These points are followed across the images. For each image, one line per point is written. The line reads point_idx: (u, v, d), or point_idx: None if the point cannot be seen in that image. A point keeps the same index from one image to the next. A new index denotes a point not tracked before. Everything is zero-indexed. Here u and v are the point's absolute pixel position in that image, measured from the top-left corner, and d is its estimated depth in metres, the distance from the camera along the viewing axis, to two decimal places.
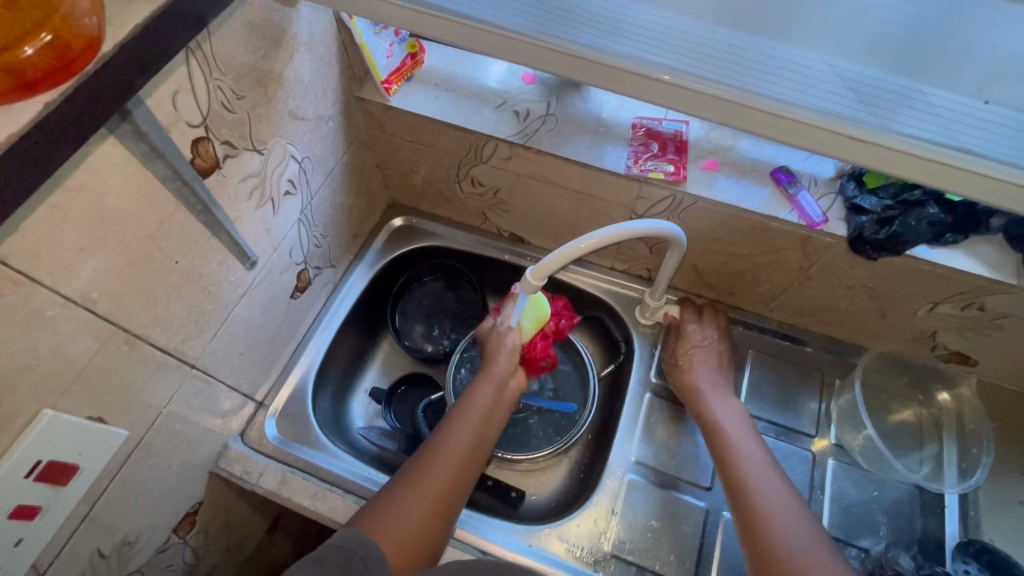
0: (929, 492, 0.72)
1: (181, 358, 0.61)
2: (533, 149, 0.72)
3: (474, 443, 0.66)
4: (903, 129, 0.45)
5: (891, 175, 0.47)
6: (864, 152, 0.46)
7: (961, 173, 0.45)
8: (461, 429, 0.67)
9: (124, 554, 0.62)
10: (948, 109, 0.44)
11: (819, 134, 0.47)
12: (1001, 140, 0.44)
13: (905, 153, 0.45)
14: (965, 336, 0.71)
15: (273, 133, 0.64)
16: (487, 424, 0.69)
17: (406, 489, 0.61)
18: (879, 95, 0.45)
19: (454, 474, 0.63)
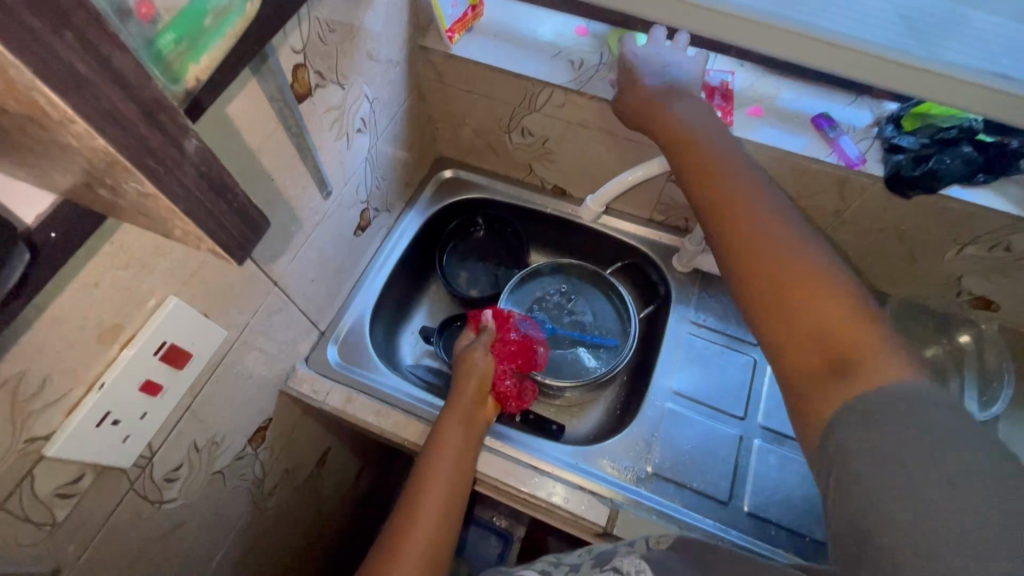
0: (951, 425, 0.77)
1: (268, 274, 0.67)
2: (587, 95, 0.77)
3: (451, 474, 0.67)
4: (936, 54, 0.56)
5: (935, 100, 0.59)
6: (916, 79, 0.57)
7: (982, 91, 0.56)
8: (435, 465, 0.67)
9: (212, 452, 0.68)
10: (984, 41, 0.56)
11: (865, 60, 0.57)
12: (1015, 62, 0.56)
13: (939, 75, 0.56)
14: (990, 280, 0.76)
15: (353, 70, 0.69)
16: (461, 453, 0.69)
17: (390, 547, 0.60)
18: (918, 25, 0.57)
19: (440, 514, 0.63)
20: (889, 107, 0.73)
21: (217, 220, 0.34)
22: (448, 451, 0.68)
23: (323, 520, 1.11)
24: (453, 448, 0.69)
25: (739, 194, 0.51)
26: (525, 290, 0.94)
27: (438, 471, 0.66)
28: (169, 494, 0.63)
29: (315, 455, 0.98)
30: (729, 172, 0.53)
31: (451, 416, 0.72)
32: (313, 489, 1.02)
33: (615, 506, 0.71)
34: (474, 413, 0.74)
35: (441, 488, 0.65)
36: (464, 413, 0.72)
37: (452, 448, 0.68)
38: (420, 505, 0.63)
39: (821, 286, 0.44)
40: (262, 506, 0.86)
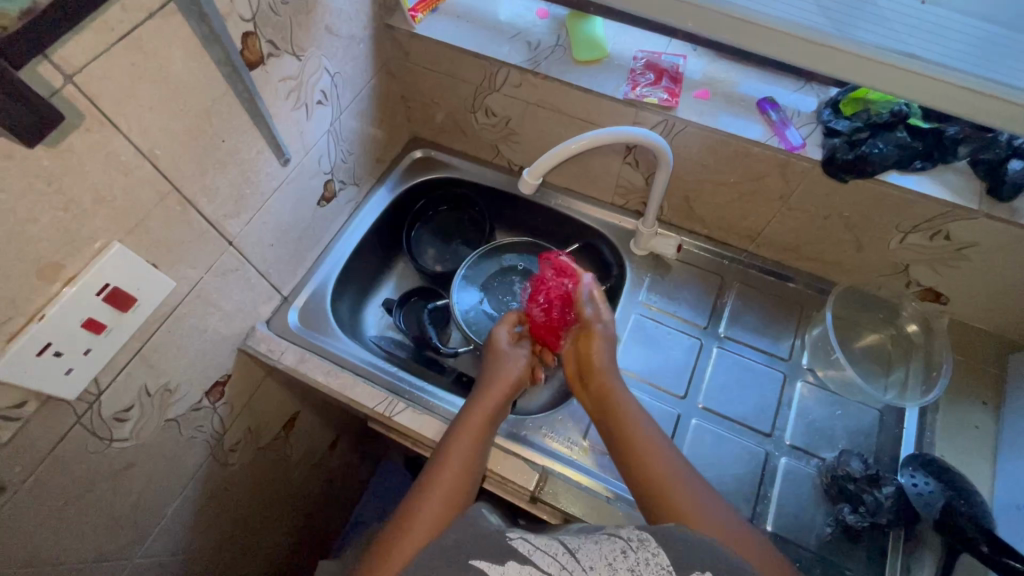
0: (890, 414, 0.77)
1: (221, 232, 0.70)
2: (541, 74, 0.79)
3: (462, 470, 0.66)
4: (848, 31, 0.61)
5: (852, 78, 0.63)
6: (826, 54, 0.62)
7: (888, 67, 0.61)
8: (449, 460, 0.66)
9: (165, 399, 0.72)
10: (898, 24, 0.60)
11: (782, 37, 0.63)
12: (923, 41, 0.59)
13: (848, 52, 0.61)
14: (935, 270, 0.76)
15: (310, 43, 0.73)
16: (475, 450, 0.68)
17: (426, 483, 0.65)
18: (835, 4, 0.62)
19: (462, 474, 0.66)
20: (834, 93, 0.74)
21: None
22: (462, 445, 0.67)
23: (293, 484, 1.15)
24: (468, 444, 0.68)
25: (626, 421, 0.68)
26: (482, 266, 0.95)
27: (451, 463, 0.66)
28: (119, 434, 0.67)
29: (280, 419, 1.01)
30: (638, 430, 0.68)
31: (472, 412, 0.71)
32: (279, 452, 1.06)
33: (543, 471, 0.75)
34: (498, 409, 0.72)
35: (450, 481, 0.65)
36: (485, 413, 0.71)
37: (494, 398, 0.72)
38: (427, 497, 0.64)
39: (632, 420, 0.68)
40: (223, 461, 0.91)
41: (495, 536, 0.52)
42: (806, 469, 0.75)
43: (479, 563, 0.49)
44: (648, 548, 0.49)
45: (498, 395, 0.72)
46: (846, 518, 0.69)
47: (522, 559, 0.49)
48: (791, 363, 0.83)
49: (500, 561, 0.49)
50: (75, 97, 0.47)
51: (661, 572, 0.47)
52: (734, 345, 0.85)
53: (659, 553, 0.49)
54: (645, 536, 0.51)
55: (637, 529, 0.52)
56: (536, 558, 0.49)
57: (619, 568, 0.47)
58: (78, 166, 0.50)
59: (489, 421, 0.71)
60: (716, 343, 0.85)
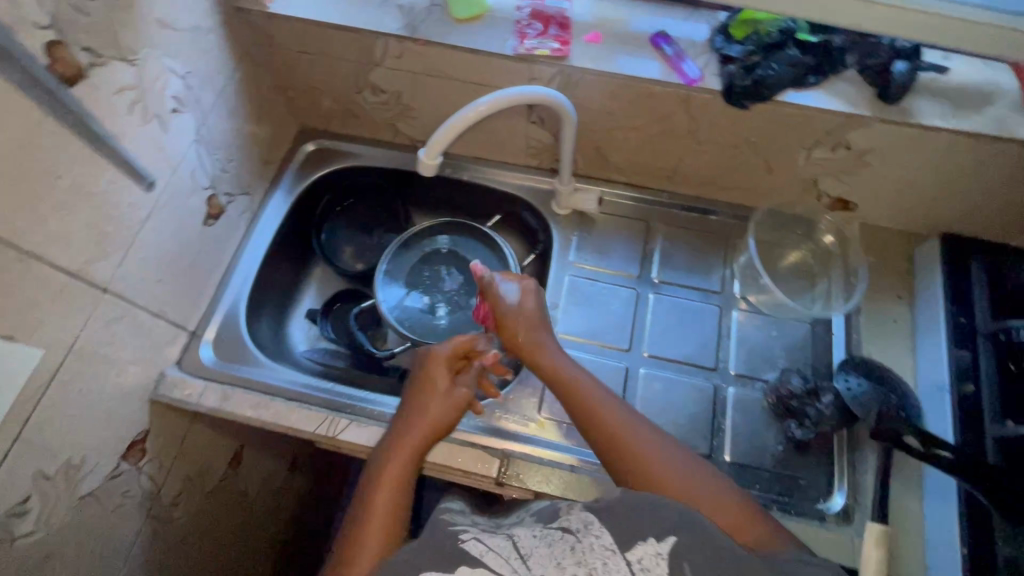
0: (820, 325, 0.81)
1: (89, 281, 0.61)
2: (421, 40, 0.73)
3: (393, 507, 0.59)
4: None
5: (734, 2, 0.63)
6: None
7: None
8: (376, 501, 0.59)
9: (72, 476, 0.64)
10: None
11: None
12: None
13: None
14: (841, 180, 0.78)
15: (142, 43, 0.62)
16: (403, 484, 0.61)
17: (356, 520, 0.58)
18: None
19: (397, 502, 0.59)
20: (723, 17, 0.73)
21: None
22: (390, 484, 0.61)
23: (254, 519, 1.09)
24: (394, 484, 0.61)
25: (579, 383, 0.66)
26: (403, 257, 0.90)
27: (379, 504, 0.59)
28: (23, 528, 0.59)
29: (223, 457, 0.94)
30: (593, 392, 0.65)
31: (397, 449, 0.64)
32: (231, 491, 0.99)
33: (504, 455, 0.73)
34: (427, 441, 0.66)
35: (381, 522, 0.57)
36: (414, 451, 0.64)
37: (427, 417, 0.67)
38: (357, 550, 0.55)
39: (583, 382, 0.67)
40: (166, 518, 0.83)
41: (443, 541, 0.50)
42: (753, 395, 0.77)
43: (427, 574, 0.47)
44: (593, 532, 0.48)
45: (428, 427, 0.66)
46: (795, 433, 0.73)
47: (472, 563, 0.48)
48: (725, 296, 0.84)
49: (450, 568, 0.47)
50: None
51: (607, 554, 0.47)
52: (668, 288, 0.85)
53: (604, 533, 0.48)
54: (591, 520, 0.50)
55: (584, 512, 0.51)
56: (487, 559, 0.48)
57: (568, 563, 0.46)
58: None
59: (422, 446, 0.65)
60: (651, 289, 0.85)
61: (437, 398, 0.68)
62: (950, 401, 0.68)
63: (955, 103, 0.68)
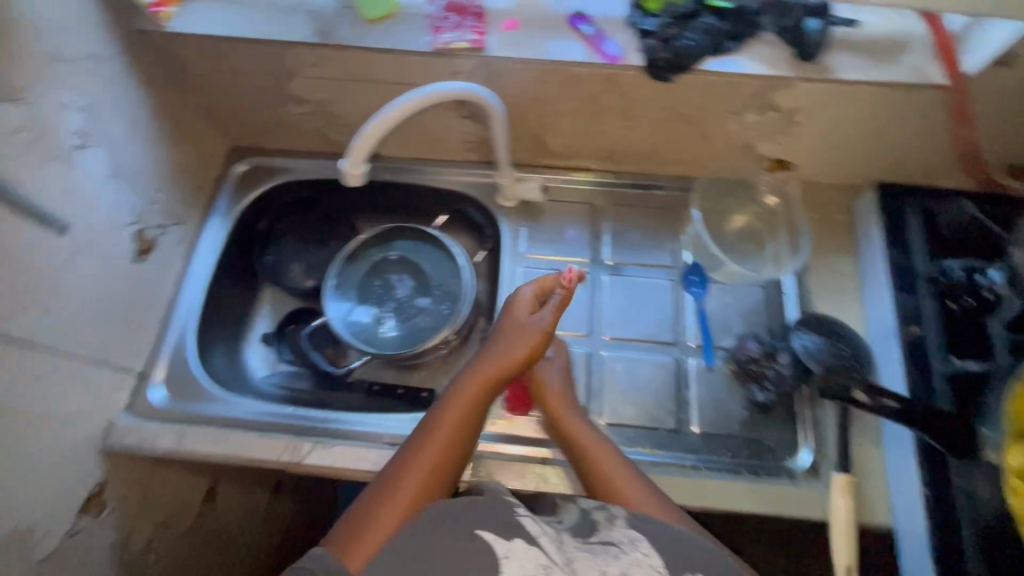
0: (773, 285, 0.82)
1: (8, 339, 0.58)
2: (334, 46, 0.70)
3: (433, 469, 0.61)
4: None
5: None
6: None
7: None
8: (405, 479, 0.59)
9: (23, 541, 0.62)
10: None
11: None
12: None
13: None
14: (776, 141, 0.79)
15: (29, 81, 0.59)
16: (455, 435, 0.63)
17: (389, 487, 0.59)
18: None
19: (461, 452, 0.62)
20: None
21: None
22: (456, 429, 0.63)
23: (238, 550, 1.07)
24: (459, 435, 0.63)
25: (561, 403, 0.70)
26: (346, 272, 0.88)
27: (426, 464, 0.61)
28: None
29: (198, 493, 0.92)
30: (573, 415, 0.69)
31: (471, 388, 0.66)
32: (211, 527, 0.97)
33: (476, 459, 0.72)
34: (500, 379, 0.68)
35: (414, 486, 0.59)
36: (482, 391, 0.66)
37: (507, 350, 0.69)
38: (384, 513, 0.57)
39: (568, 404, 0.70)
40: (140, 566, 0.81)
41: (502, 510, 0.55)
42: (714, 363, 0.78)
43: (482, 534, 0.53)
44: (641, 550, 0.54)
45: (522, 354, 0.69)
46: (756, 397, 0.74)
47: (528, 538, 0.53)
48: (677, 269, 0.85)
49: (506, 535, 0.53)
50: None
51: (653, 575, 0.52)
52: (621, 268, 0.85)
53: (652, 555, 0.54)
54: (639, 537, 0.56)
55: (629, 529, 0.57)
56: (541, 541, 0.53)
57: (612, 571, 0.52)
58: None
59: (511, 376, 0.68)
60: (605, 271, 0.85)
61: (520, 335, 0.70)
62: (898, 349, 0.70)
63: (873, 55, 0.68)
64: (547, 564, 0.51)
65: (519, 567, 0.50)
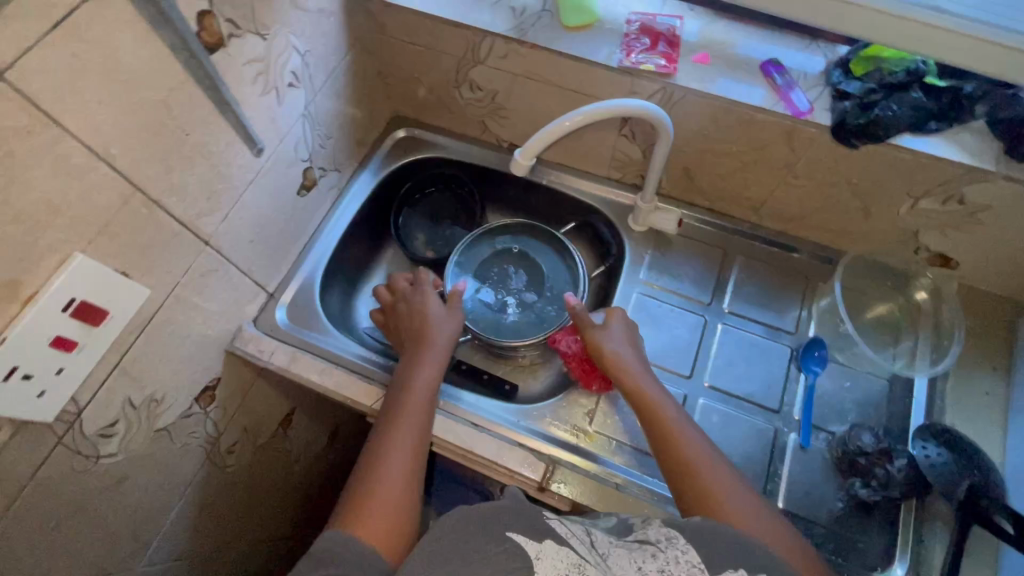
0: (898, 384, 0.76)
1: (196, 233, 0.66)
2: (529, 43, 0.74)
3: (412, 463, 0.64)
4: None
5: (865, 37, 0.63)
6: (858, 15, 0.61)
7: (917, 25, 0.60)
8: (394, 447, 0.64)
9: (152, 409, 0.69)
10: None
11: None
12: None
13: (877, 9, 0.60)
14: (946, 235, 0.74)
15: (275, 20, 0.67)
16: (425, 422, 0.68)
17: (376, 462, 0.63)
18: None
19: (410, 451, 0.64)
20: (842, 52, 0.70)
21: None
22: (401, 430, 0.66)
23: (293, 479, 1.13)
24: (405, 432, 0.66)
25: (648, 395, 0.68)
26: (471, 248, 0.91)
27: (401, 451, 0.64)
28: (107, 449, 0.64)
29: (278, 415, 0.99)
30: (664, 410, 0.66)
31: (412, 393, 0.70)
32: (279, 449, 1.04)
33: (551, 462, 0.73)
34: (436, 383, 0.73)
35: (399, 469, 0.62)
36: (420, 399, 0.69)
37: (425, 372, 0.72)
38: (373, 483, 0.61)
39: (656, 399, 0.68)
40: (221, 464, 0.88)
41: (530, 512, 0.49)
42: (816, 446, 0.74)
43: (513, 535, 0.46)
44: (677, 547, 0.47)
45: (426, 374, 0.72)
46: (858, 492, 0.69)
47: (559, 540, 0.47)
48: (798, 338, 0.80)
49: (536, 537, 0.46)
50: (10, 97, 0.42)
51: (692, 569, 0.45)
52: (737, 321, 0.82)
53: (689, 551, 0.47)
54: (674, 534, 0.49)
55: (664, 527, 0.50)
56: (572, 542, 0.47)
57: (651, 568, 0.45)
58: (28, 174, 0.46)
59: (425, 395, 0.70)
60: (720, 319, 0.82)
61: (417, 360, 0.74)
62: None
63: None
64: (581, 562, 0.45)
65: (552, 568, 0.44)
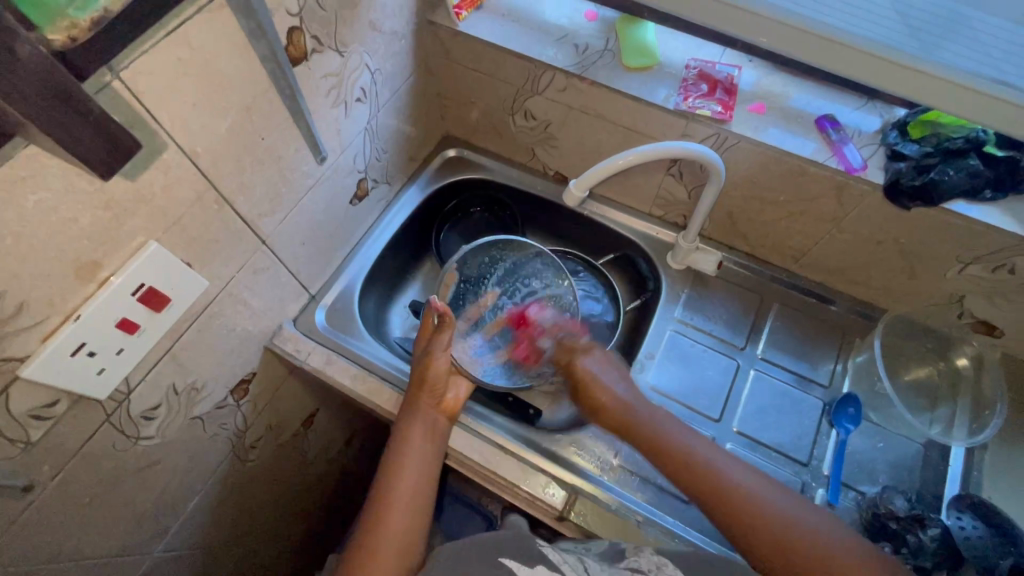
0: (934, 450, 0.75)
1: (255, 232, 0.69)
2: (588, 80, 0.76)
3: (415, 491, 0.68)
4: (939, 56, 0.57)
5: (919, 99, 0.60)
6: (910, 78, 0.59)
7: (971, 95, 0.57)
8: (401, 479, 0.68)
9: (192, 397, 0.71)
10: (992, 36, 0.56)
11: (856, 55, 0.59)
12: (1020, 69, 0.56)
13: (932, 77, 0.58)
14: (993, 303, 0.74)
15: (353, 39, 0.70)
16: (426, 461, 0.70)
17: (382, 492, 0.67)
18: (926, 24, 0.57)
19: (415, 478, 0.68)
20: (899, 114, 0.72)
21: (64, 123, 0.40)
22: (408, 459, 0.69)
23: (306, 481, 1.14)
24: (412, 461, 0.69)
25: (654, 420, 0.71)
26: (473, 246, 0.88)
27: (405, 481, 0.68)
28: (146, 432, 0.66)
29: (301, 415, 1.00)
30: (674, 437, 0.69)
31: (415, 421, 0.72)
32: (298, 449, 1.05)
33: (573, 490, 0.73)
34: (434, 431, 0.72)
35: (403, 499, 0.67)
36: (422, 423, 0.72)
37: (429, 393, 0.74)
38: (380, 516, 0.65)
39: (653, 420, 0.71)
40: (243, 458, 0.89)
41: (526, 544, 0.58)
42: (845, 504, 0.72)
43: (508, 562, 0.55)
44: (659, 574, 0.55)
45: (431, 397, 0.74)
46: None
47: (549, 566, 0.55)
48: (831, 392, 0.80)
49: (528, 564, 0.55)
50: (121, 93, 0.46)
51: None
52: (770, 368, 0.82)
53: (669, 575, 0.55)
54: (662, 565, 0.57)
55: (656, 559, 0.58)
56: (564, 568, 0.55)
57: None
58: (123, 165, 0.49)
59: (428, 418, 0.73)
60: (752, 364, 0.82)
61: (421, 380, 0.74)
62: None
63: None
64: None
65: None
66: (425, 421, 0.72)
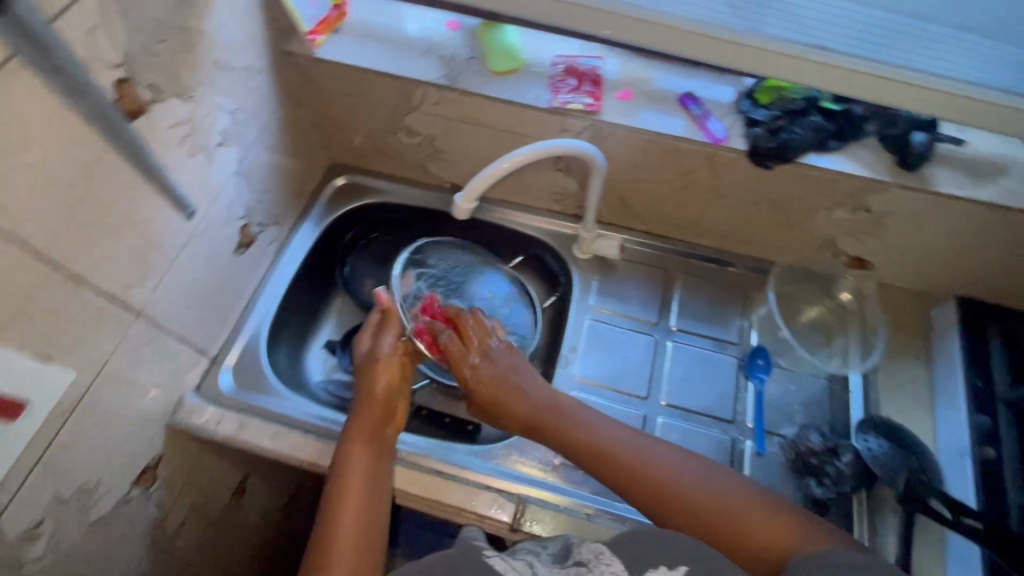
0: (837, 381, 0.81)
1: (125, 305, 0.62)
2: (460, 89, 0.76)
3: (365, 513, 0.62)
4: (765, 30, 0.63)
5: (758, 70, 0.65)
6: (747, 52, 0.63)
7: (802, 60, 0.63)
8: (346, 503, 0.62)
9: (85, 500, 0.63)
10: (796, 13, 0.64)
11: (696, 37, 0.63)
12: (829, 36, 0.63)
13: (766, 48, 0.63)
14: (860, 240, 0.81)
15: (199, 81, 0.65)
16: (374, 477, 0.65)
17: (326, 522, 0.61)
18: (744, 6, 0.64)
19: (365, 498, 0.63)
20: (749, 83, 0.77)
21: None
22: (354, 479, 0.64)
23: (250, 554, 1.05)
24: (359, 482, 0.64)
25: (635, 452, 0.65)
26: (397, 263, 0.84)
27: (352, 505, 0.62)
28: (32, 554, 0.58)
29: (228, 486, 0.92)
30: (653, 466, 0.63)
31: (357, 437, 0.68)
32: (233, 522, 0.97)
33: (520, 501, 0.72)
34: (383, 447, 0.69)
35: (351, 526, 0.60)
36: (367, 439, 0.68)
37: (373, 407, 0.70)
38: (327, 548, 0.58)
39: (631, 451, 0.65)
40: (167, 549, 0.81)
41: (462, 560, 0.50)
42: (772, 450, 0.77)
43: None
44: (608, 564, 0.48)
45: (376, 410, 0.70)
46: (815, 492, 0.72)
47: None
48: (742, 348, 0.84)
49: None
50: None
51: None
52: (685, 337, 0.85)
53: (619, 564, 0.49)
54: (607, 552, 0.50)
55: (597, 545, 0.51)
56: None
57: None
58: None
59: (374, 432, 0.69)
60: (668, 337, 0.85)
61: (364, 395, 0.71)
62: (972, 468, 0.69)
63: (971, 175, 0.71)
64: None
65: None
66: (371, 436, 0.68)
